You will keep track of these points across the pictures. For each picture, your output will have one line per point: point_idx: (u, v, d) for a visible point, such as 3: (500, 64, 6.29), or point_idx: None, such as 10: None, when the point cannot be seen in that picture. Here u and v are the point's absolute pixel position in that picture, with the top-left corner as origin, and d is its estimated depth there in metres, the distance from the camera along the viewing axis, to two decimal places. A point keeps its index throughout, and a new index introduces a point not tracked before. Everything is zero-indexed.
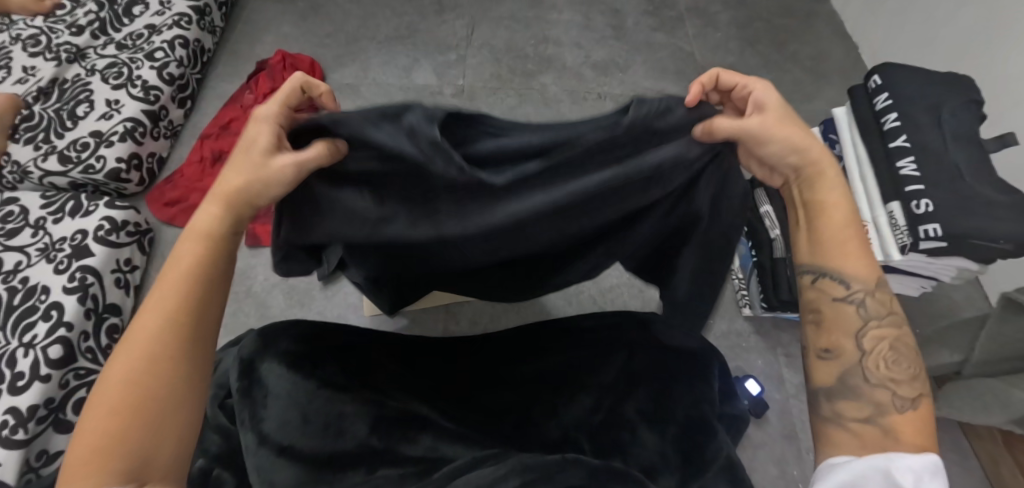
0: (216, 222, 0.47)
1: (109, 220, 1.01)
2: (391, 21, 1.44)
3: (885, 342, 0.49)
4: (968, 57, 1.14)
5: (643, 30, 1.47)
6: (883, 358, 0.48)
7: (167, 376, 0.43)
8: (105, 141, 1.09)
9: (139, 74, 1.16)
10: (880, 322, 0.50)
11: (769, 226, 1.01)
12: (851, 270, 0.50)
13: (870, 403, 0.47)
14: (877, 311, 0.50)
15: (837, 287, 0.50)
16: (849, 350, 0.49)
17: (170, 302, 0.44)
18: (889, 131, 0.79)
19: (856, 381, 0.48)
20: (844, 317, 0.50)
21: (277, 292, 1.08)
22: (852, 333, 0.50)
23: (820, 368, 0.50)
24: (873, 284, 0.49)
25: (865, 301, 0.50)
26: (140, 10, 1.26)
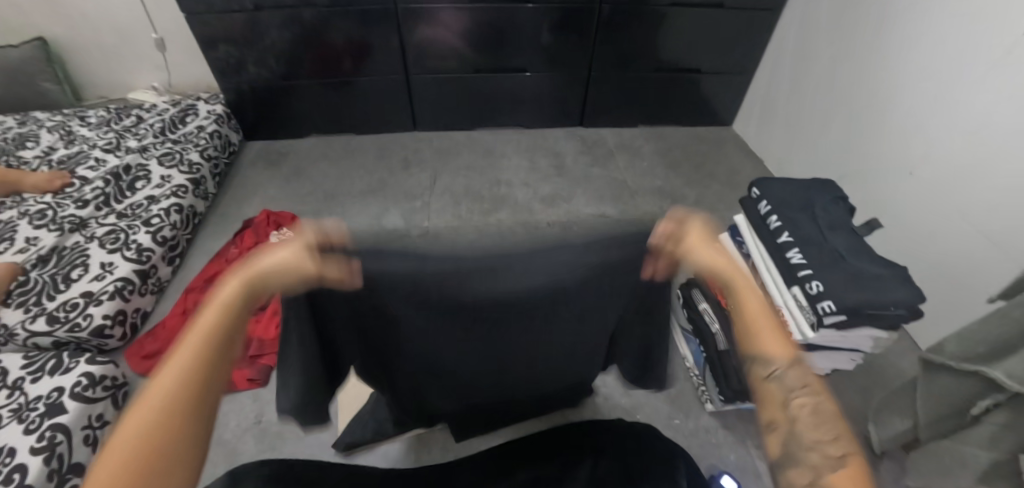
0: (238, 296, 0.45)
1: (87, 376, 1.05)
2: (364, 178, 1.66)
3: (806, 407, 0.48)
4: (844, 167, 1.37)
5: (581, 166, 1.72)
6: (811, 422, 0.47)
7: (170, 452, 0.39)
8: (94, 300, 1.17)
9: (135, 239, 1.29)
10: (799, 392, 0.48)
11: (709, 320, 1.12)
12: (762, 346, 0.50)
13: (807, 468, 0.45)
14: (795, 380, 0.49)
15: (760, 366, 0.50)
16: (782, 421, 0.48)
17: (195, 370, 0.42)
18: (774, 230, 0.94)
19: (796, 450, 0.46)
20: (770, 391, 0.49)
21: (247, 436, 1.08)
22: (780, 402, 0.49)
23: (767, 442, 0.49)
24: (789, 356, 0.49)
25: (784, 373, 0.49)
26: (142, 184, 1.44)
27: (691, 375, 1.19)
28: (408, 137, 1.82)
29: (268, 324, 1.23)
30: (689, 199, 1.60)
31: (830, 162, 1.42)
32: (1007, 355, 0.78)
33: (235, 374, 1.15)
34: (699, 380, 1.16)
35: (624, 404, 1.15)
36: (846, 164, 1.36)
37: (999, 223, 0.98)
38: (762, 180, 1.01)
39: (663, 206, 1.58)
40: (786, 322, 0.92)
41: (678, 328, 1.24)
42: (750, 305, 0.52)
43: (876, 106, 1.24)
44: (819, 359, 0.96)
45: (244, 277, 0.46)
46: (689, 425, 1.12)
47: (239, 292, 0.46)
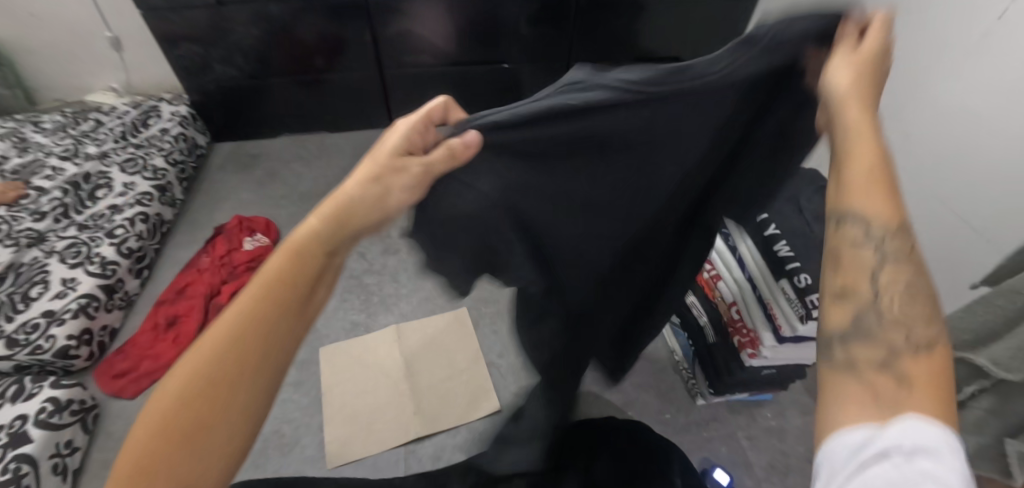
0: (310, 235, 0.45)
1: (53, 401, 1.00)
2: (340, 178, 1.61)
3: (903, 281, 0.39)
4: None
5: None
6: (903, 297, 0.38)
7: (221, 395, 0.41)
8: (56, 319, 1.11)
9: (98, 251, 1.23)
10: (898, 261, 0.39)
11: (698, 313, 1.11)
12: (867, 205, 0.40)
13: (883, 346, 0.37)
14: (897, 250, 0.39)
15: (851, 226, 0.40)
16: (863, 291, 0.39)
17: (248, 313, 0.43)
18: (761, 222, 0.93)
19: (869, 323, 0.38)
20: (861, 255, 0.40)
21: None
22: (869, 269, 0.39)
23: (829, 313, 0.40)
24: (895, 224, 0.39)
25: (886, 240, 0.39)
26: (104, 193, 1.37)
27: (679, 368, 1.17)
28: None
29: None
30: None
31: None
32: (990, 342, 0.78)
33: None
34: (688, 373, 1.15)
35: (616, 401, 1.14)
36: None
37: (975, 209, 0.99)
38: None
39: None
40: (776, 316, 0.90)
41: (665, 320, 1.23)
42: (848, 120, 0.43)
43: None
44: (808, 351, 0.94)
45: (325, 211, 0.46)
46: (681, 420, 1.12)
47: (320, 222, 0.45)
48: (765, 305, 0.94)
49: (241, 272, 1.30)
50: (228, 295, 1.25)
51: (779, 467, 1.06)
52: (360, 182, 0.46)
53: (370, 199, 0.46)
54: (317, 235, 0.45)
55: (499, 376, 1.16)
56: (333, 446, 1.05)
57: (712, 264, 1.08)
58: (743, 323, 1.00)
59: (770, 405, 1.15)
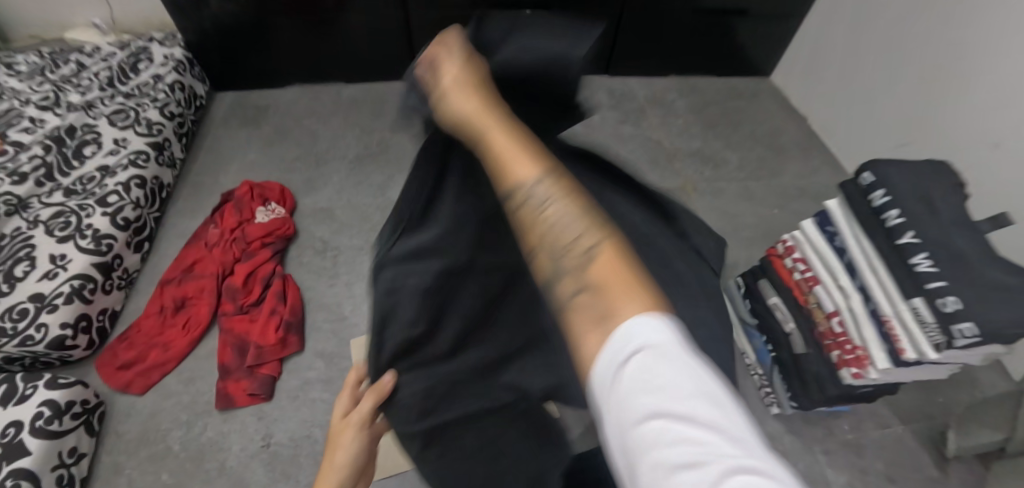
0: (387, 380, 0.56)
1: (50, 405, 0.86)
2: (362, 138, 1.42)
3: (561, 178, 0.33)
4: (917, 136, 1.29)
5: (609, 125, 1.56)
6: (564, 191, 0.32)
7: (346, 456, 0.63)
8: (47, 306, 0.95)
9: (90, 222, 1.06)
10: (534, 171, 0.33)
11: (782, 319, 1.02)
12: (496, 112, 0.36)
13: (568, 259, 0.30)
14: (527, 161, 0.33)
15: (481, 135, 0.36)
16: (526, 200, 0.33)
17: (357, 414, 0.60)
18: (895, 227, 0.80)
19: (560, 242, 0.31)
20: (495, 164, 0.35)
21: (256, 463, 0.92)
22: (519, 177, 0.33)
23: (530, 244, 0.34)
24: (490, 121, 0.35)
25: (535, 164, 0.33)
26: (92, 150, 1.18)
27: (752, 373, 1.11)
28: (410, 87, 1.57)
29: (265, 326, 1.04)
30: (731, 165, 1.49)
31: (901, 124, 1.32)
32: None
33: (232, 387, 0.98)
34: (762, 380, 1.08)
35: None
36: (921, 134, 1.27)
37: None
38: (877, 164, 0.84)
39: (704, 174, 1.46)
40: (899, 338, 0.81)
41: (737, 319, 1.15)
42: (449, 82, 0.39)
43: (971, 72, 1.13)
44: (923, 371, 0.86)
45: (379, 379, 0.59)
46: None
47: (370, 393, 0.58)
48: (882, 323, 0.84)
49: (256, 249, 1.14)
50: (243, 276, 1.09)
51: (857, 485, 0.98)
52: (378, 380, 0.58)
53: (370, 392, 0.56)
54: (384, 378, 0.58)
55: None
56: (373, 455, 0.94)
57: (808, 266, 0.98)
58: (845, 337, 0.91)
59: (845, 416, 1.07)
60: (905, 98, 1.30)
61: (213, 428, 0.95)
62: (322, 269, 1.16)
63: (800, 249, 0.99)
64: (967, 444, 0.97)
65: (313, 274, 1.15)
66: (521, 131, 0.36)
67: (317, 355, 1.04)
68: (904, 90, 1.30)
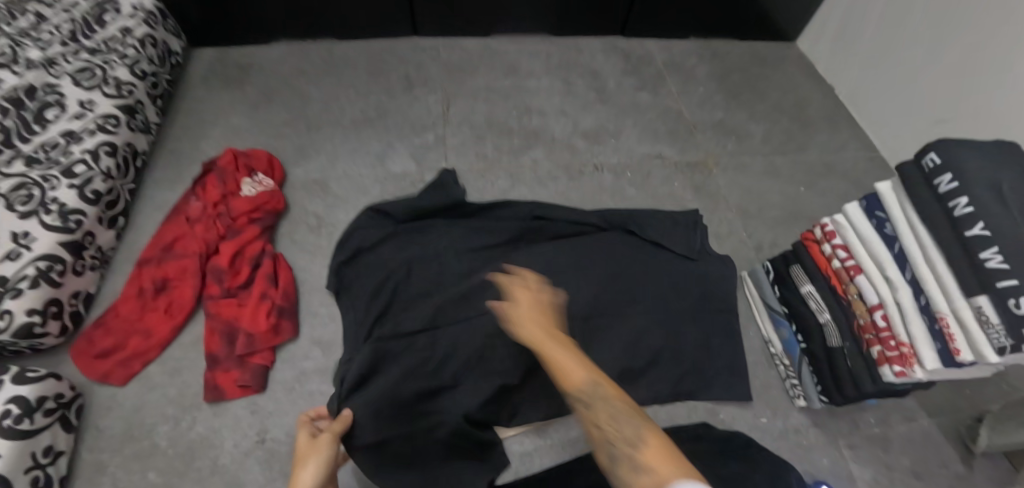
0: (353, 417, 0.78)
1: (18, 402, 0.77)
2: (356, 102, 1.30)
3: (605, 391, 0.50)
4: (959, 109, 1.18)
5: (626, 91, 1.43)
6: (612, 406, 0.48)
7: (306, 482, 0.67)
8: (9, 290, 0.85)
9: (55, 196, 0.95)
10: (591, 393, 0.50)
11: (816, 308, 0.95)
12: (568, 357, 0.54)
13: (627, 455, 0.44)
14: (592, 387, 0.50)
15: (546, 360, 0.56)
16: (590, 412, 0.49)
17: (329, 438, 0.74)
18: (962, 217, 0.71)
19: (615, 445, 0.46)
20: (575, 388, 0.51)
21: (251, 461, 0.84)
22: (585, 398, 0.50)
23: (602, 455, 0.47)
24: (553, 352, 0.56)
25: (594, 382, 0.51)
26: (55, 114, 1.05)
27: (776, 363, 1.04)
28: (408, 46, 1.43)
29: (255, 312, 0.94)
30: (756, 138, 1.38)
31: (939, 99, 1.22)
32: None
33: (222, 378, 0.90)
34: (789, 372, 1.01)
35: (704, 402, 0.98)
36: (963, 105, 1.17)
37: None
38: (945, 143, 0.75)
39: (727, 146, 1.35)
40: (954, 338, 0.74)
41: (763, 306, 1.07)
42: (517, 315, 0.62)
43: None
44: (973, 371, 0.80)
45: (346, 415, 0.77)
46: (778, 425, 0.98)
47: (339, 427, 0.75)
48: (935, 320, 0.77)
49: (242, 226, 1.03)
50: (230, 256, 0.99)
51: (885, 482, 0.93)
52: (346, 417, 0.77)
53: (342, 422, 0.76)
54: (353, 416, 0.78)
55: None
56: None
57: (849, 253, 0.89)
58: (889, 333, 0.83)
59: (873, 409, 1.02)
60: (948, 69, 1.19)
61: (203, 422, 0.88)
62: (317, 249, 1.07)
63: (842, 235, 0.91)
64: (1001, 442, 0.92)
65: (307, 253, 1.06)
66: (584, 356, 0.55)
67: (313, 343, 0.96)
68: (949, 56, 1.19)
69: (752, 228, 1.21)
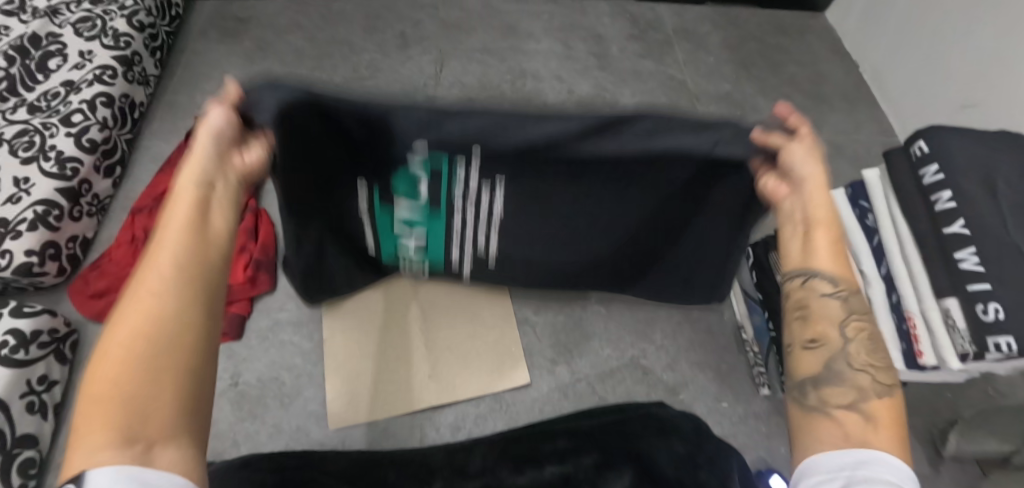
0: (196, 179, 0.48)
1: (14, 334, 0.85)
2: (350, 60, 1.29)
3: (864, 332, 0.50)
4: (984, 94, 1.08)
5: (629, 57, 1.37)
6: (866, 345, 0.49)
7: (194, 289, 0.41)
8: (10, 232, 0.93)
9: (54, 143, 1.01)
10: (857, 317, 0.50)
11: None
12: (823, 266, 0.51)
13: (852, 387, 0.46)
14: (852, 306, 0.50)
15: (823, 286, 0.51)
16: (833, 338, 0.50)
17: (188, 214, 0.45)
18: (943, 212, 0.66)
19: (840, 366, 0.48)
20: (828, 308, 0.50)
21: (223, 402, 0.91)
22: (834, 320, 0.50)
23: (803, 358, 0.50)
24: (847, 279, 0.51)
25: (845, 296, 0.50)
26: (57, 63, 1.10)
27: (746, 349, 1.02)
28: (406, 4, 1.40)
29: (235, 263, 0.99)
30: (764, 113, 1.31)
31: (965, 83, 1.12)
32: None
33: None
34: (756, 359, 0.99)
35: (664, 381, 0.98)
36: (988, 89, 1.07)
37: None
38: (936, 131, 0.69)
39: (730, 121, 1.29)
40: (919, 339, 0.70)
41: (739, 290, 1.04)
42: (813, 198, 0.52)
43: None
44: (937, 374, 0.75)
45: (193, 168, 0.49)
46: (739, 410, 0.97)
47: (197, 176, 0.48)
48: (904, 320, 0.73)
49: None
50: None
51: None
52: (193, 169, 0.48)
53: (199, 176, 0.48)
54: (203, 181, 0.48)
55: (533, 335, 1.00)
56: (336, 404, 0.91)
57: None
58: None
59: None
60: (978, 47, 1.09)
61: None
62: None
63: None
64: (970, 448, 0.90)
65: None
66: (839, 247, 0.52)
67: (289, 297, 1.00)
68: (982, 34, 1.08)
69: None
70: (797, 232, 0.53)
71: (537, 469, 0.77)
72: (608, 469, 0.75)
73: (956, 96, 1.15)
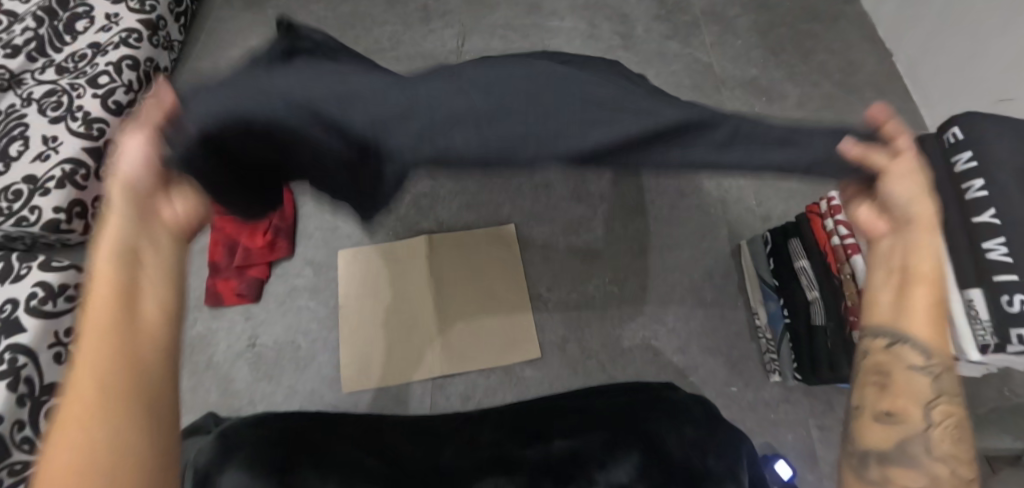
0: (123, 235, 0.41)
1: (43, 286, 0.88)
2: (372, 31, 1.29)
3: (953, 418, 0.44)
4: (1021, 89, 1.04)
5: (654, 38, 1.35)
6: (954, 434, 0.44)
7: (126, 385, 0.37)
8: (40, 188, 0.96)
9: (81, 104, 1.03)
10: (950, 399, 0.45)
11: (806, 285, 0.90)
12: (921, 336, 0.44)
13: (927, 477, 0.43)
14: (949, 387, 0.45)
15: (913, 355, 0.44)
16: (916, 418, 0.44)
17: (108, 294, 0.39)
18: (972, 203, 0.64)
19: (917, 451, 0.43)
20: (917, 387, 0.45)
21: (241, 362, 0.93)
22: (922, 401, 0.44)
23: (874, 431, 0.45)
24: (945, 355, 0.44)
25: (940, 373, 0.44)
26: (84, 26, 1.13)
27: (759, 336, 1.01)
28: None
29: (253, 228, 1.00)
30: (790, 100, 1.29)
31: (1002, 75, 1.09)
32: None
33: (222, 286, 0.98)
34: (769, 346, 0.99)
35: (674, 363, 0.98)
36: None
37: None
38: (970, 117, 0.67)
39: (755, 107, 1.26)
40: None
41: (754, 275, 1.03)
42: (920, 266, 0.44)
43: None
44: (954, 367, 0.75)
45: (114, 223, 0.41)
46: (748, 396, 0.97)
47: (129, 233, 0.41)
48: None
49: None
50: None
51: None
52: (121, 226, 0.41)
53: (131, 236, 0.41)
54: (124, 243, 0.41)
55: (545, 312, 1.00)
56: (349, 370, 0.93)
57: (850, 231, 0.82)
58: None
59: None
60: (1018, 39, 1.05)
61: (203, 323, 0.96)
62: None
63: None
64: (982, 445, 0.89)
65: None
66: (938, 312, 0.45)
67: (306, 263, 1.01)
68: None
69: (763, 196, 1.15)
70: (889, 294, 0.47)
71: (544, 444, 0.77)
72: (617, 449, 0.76)
73: (992, 90, 1.11)
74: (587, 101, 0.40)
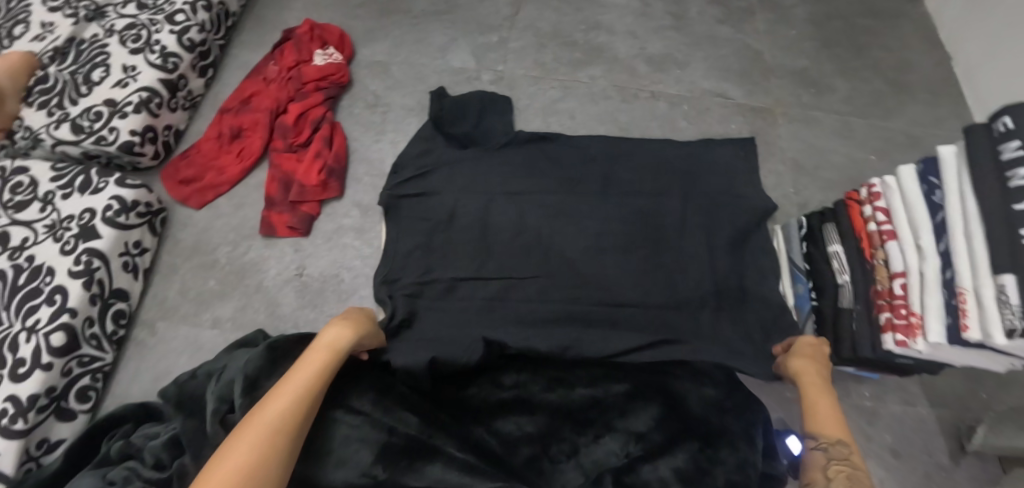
0: (344, 338, 0.69)
1: (118, 200, 0.95)
2: None
3: (842, 474, 0.60)
4: None
5: (707, 21, 1.35)
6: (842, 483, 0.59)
7: (291, 425, 0.57)
8: (118, 112, 1.04)
9: (158, 38, 1.10)
10: (839, 460, 0.62)
11: (837, 268, 0.93)
12: (811, 424, 0.67)
13: None
14: (838, 453, 0.62)
15: (811, 440, 0.66)
16: (819, 480, 0.61)
17: (316, 369, 0.64)
18: (1015, 189, 0.66)
19: None
20: (814, 458, 0.63)
21: (288, 288, 1.00)
22: (818, 468, 0.62)
23: None
24: (832, 437, 0.64)
25: (826, 447, 0.64)
26: None
27: None
28: None
29: (310, 167, 1.06)
30: (838, 94, 1.28)
31: None
32: None
33: (275, 218, 1.04)
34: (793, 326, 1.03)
35: None
36: None
37: None
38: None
39: (801, 97, 1.27)
40: (966, 313, 0.70)
41: (787, 262, 1.06)
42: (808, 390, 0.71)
43: None
44: (980, 353, 0.75)
45: (334, 339, 0.68)
46: None
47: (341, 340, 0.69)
48: (955, 295, 0.73)
49: (310, 91, 1.14)
50: (295, 115, 1.10)
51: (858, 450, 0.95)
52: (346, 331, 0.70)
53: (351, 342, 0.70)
54: (338, 344, 0.68)
55: None
56: None
57: (889, 218, 0.85)
58: (904, 301, 0.80)
59: (872, 383, 1.01)
60: None
61: (256, 250, 1.03)
62: (370, 124, 1.16)
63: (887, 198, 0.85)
64: (995, 443, 0.90)
65: (363, 125, 1.15)
66: (838, 415, 0.67)
67: (354, 205, 1.07)
68: None
69: (800, 185, 1.16)
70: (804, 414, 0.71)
71: (568, 391, 0.81)
72: (637, 400, 0.79)
73: None
74: (582, 322, 0.89)
